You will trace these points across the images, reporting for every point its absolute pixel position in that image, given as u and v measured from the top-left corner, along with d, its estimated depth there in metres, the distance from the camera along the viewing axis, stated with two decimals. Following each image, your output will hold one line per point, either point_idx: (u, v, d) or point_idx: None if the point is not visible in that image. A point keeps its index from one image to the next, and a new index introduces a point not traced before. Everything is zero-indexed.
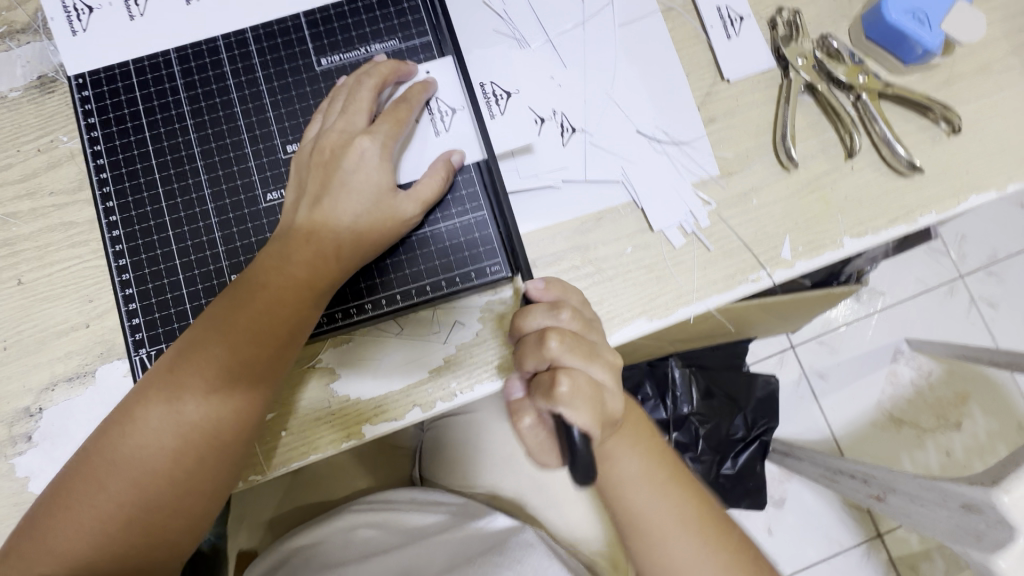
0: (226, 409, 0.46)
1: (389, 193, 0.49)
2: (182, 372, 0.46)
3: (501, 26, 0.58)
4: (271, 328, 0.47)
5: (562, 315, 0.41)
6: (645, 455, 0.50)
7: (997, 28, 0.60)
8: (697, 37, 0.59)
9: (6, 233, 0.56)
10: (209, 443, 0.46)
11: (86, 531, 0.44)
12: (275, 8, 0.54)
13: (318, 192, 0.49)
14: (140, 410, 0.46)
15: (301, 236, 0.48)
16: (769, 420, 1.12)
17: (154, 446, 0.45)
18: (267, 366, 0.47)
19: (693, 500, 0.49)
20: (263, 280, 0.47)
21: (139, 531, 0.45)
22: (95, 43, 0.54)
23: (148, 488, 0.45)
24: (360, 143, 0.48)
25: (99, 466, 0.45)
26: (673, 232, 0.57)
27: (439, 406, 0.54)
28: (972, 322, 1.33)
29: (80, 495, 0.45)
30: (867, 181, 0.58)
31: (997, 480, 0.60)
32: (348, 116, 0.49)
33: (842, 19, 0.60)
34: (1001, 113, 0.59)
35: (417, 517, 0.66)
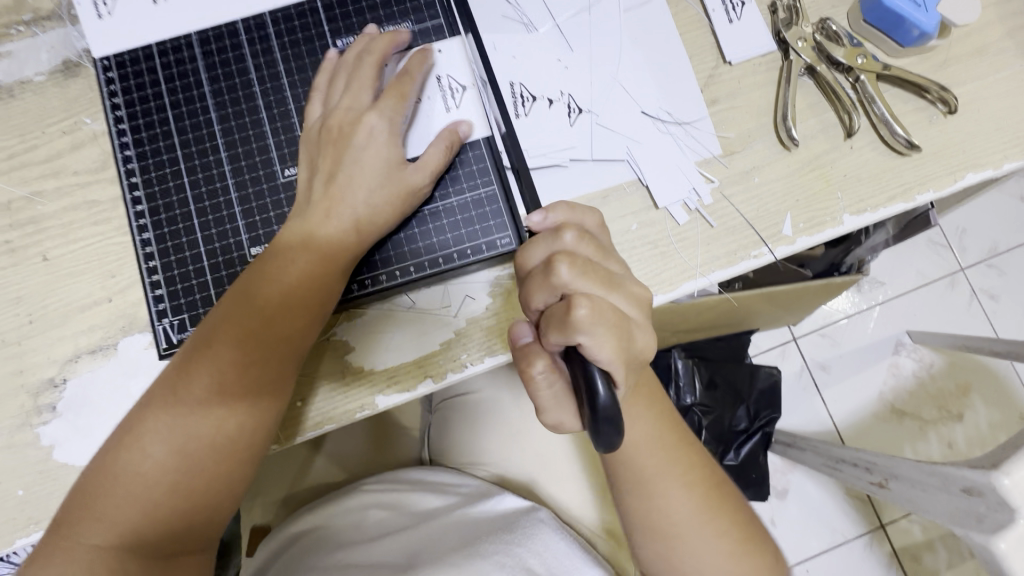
0: (260, 380, 0.48)
1: (399, 166, 0.51)
2: (216, 345, 0.47)
3: (509, 12, 0.60)
4: (301, 300, 0.48)
5: (567, 237, 0.42)
6: (656, 418, 0.51)
7: (992, 12, 0.62)
8: (700, 21, 0.61)
9: (31, 211, 0.58)
10: (245, 413, 0.48)
11: (129, 504, 0.46)
12: None
13: (330, 170, 0.51)
14: (179, 381, 0.47)
15: (322, 211, 0.50)
16: (771, 412, 1.13)
17: (194, 417, 0.47)
18: (299, 336, 0.49)
19: (696, 463, 0.51)
20: (294, 255, 0.49)
21: (182, 499, 0.47)
22: (121, 26, 0.56)
23: (189, 457, 0.47)
24: (367, 119, 0.50)
25: (137, 441, 0.47)
26: (677, 210, 0.58)
27: (450, 377, 0.56)
28: (973, 313, 1.35)
29: (121, 470, 0.46)
30: (865, 159, 0.59)
31: (999, 464, 0.62)
32: (352, 94, 0.51)
33: (841, 4, 0.62)
34: (996, 95, 0.60)
35: (430, 498, 0.68)
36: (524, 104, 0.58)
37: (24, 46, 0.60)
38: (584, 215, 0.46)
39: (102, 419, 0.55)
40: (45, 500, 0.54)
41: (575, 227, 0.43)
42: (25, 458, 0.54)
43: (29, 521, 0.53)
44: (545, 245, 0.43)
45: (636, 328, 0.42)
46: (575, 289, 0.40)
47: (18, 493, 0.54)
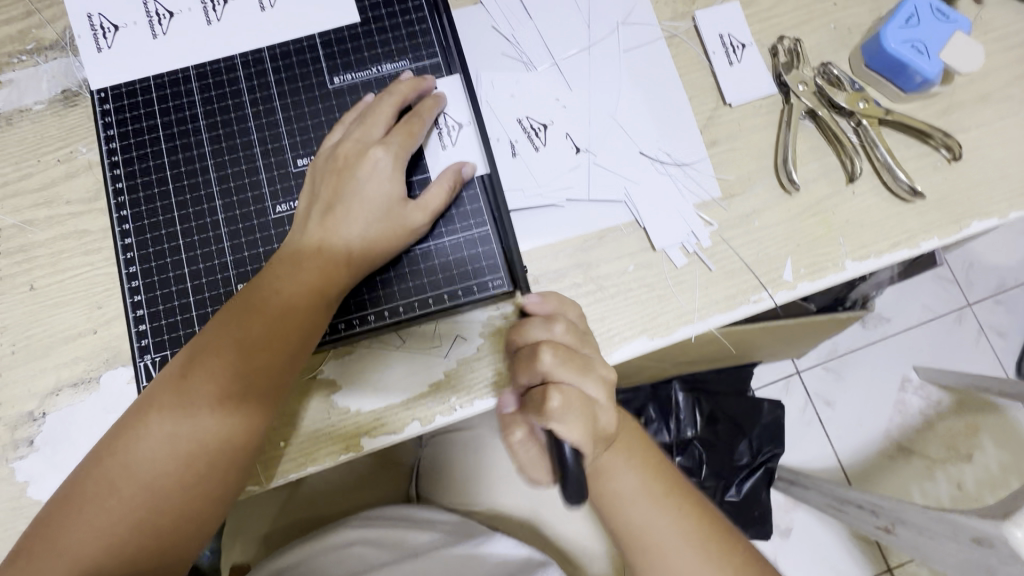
0: (241, 412, 0.47)
1: (399, 204, 0.50)
2: (195, 375, 0.46)
3: (509, 51, 0.60)
4: (284, 335, 0.47)
5: (555, 329, 0.43)
6: (641, 467, 0.49)
7: (996, 59, 0.61)
8: (700, 63, 0.61)
9: (22, 240, 0.57)
10: (224, 446, 0.46)
11: (93, 537, 0.44)
12: (290, 29, 0.56)
13: (330, 200, 0.50)
14: (154, 411, 0.46)
15: (312, 246, 0.49)
16: (774, 446, 1.11)
17: (166, 450, 0.45)
18: (280, 371, 0.47)
19: (692, 513, 0.48)
20: (280, 286, 0.48)
21: (150, 530, 0.45)
22: (120, 60, 0.56)
23: (158, 492, 0.45)
24: (374, 152, 0.50)
25: (112, 467, 0.45)
26: (675, 252, 0.57)
27: (438, 420, 0.54)
28: (981, 350, 1.32)
29: (94, 497, 0.45)
30: (868, 205, 0.58)
31: (1009, 514, 0.59)
32: (366, 126, 0.51)
33: (842, 48, 0.62)
34: (1001, 142, 0.59)
35: (417, 535, 0.64)
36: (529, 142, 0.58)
37: (26, 75, 0.61)
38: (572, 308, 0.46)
39: (79, 455, 0.54)
40: (14, 541, 0.52)
41: (564, 319, 0.44)
42: None
43: None
44: (535, 329, 0.44)
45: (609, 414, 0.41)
46: (553, 375, 0.40)
47: None
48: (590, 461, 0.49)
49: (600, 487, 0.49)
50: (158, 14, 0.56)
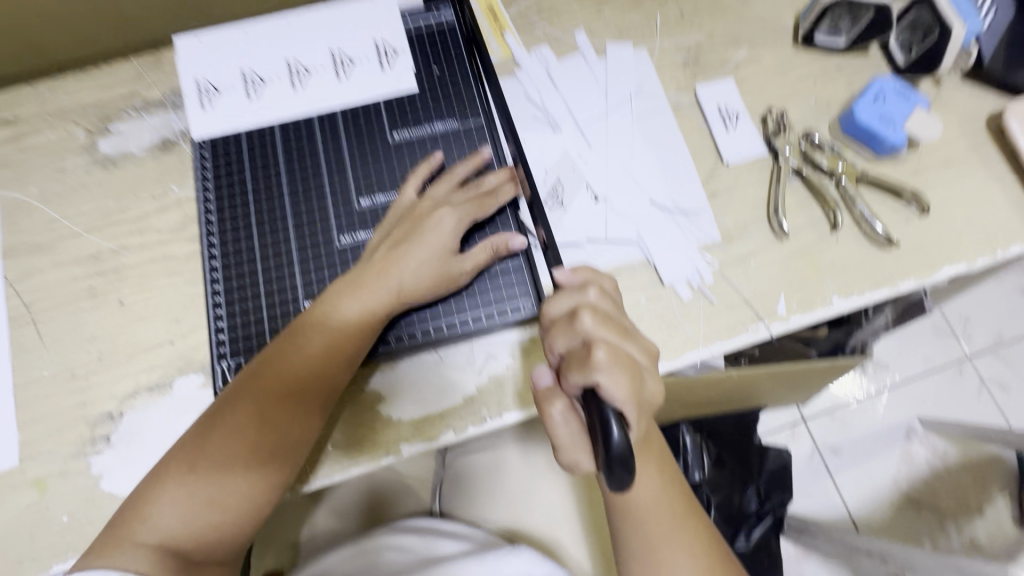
0: (302, 414, 0.54)
1: (451, 256, 0.59)
2: (268, 376, 0.54)
3: (538, 115, 0.71)
4: (344, 348, 0.55)
5: (590, 293, 0.48)
6: (660, 480, 0.54)
7: (956, 130, 0.71)
8: (701, 128, 0.72)
9: (116, 262, 0.67)
10: (283, 443, 0.53)
11: (175, 509, 0.50)
12: (359, 94, 0.68)
13: (396, 241, 0.58)
14: (230, 405, 0.53)
15: (372, 276, 0.57)
16: (782, 493, 1.15)
17: (237, 439, 0.52)
18: (339, 377, 0.55)
19: (699, 533, 0.54)
20: (345, 306, 0.56)
21: (214, 514, 0.51)
22: (219, 116, 0.67)
23: (227, 475, 0.52)
24: (440, 212, 0.59)
25: (194, 451, 0.52)
26: (681, 287, 0.65)
27: (470, 429, 0.61)
28: (984, 402, 1.36)
29: (170, 482, 0.51)
30: (851, 251, 0.67)
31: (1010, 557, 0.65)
32: (437, 189, 0.61)
33: (823, 118, 0.72)
34: (965, 200, 0.69)
35: (443, 544, 0.68)
36: (555, 192, 0.68)
37: (132, 126, 0.72)
38: (603, 278, 0.52)
39: (149, 452, 0.60)
40: (87, 527, 0.58)
41: (597, 285, 0.49)
42: (76, 485, 0.59)
43: (68, 547, 0.57)
44: (570, 299, 0.48)
45: (647, 375, 0.46)
46: (594, 337, 0.45)
47: (64, 518, 0.58)
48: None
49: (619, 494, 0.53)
50: (252, 81, 0.68)
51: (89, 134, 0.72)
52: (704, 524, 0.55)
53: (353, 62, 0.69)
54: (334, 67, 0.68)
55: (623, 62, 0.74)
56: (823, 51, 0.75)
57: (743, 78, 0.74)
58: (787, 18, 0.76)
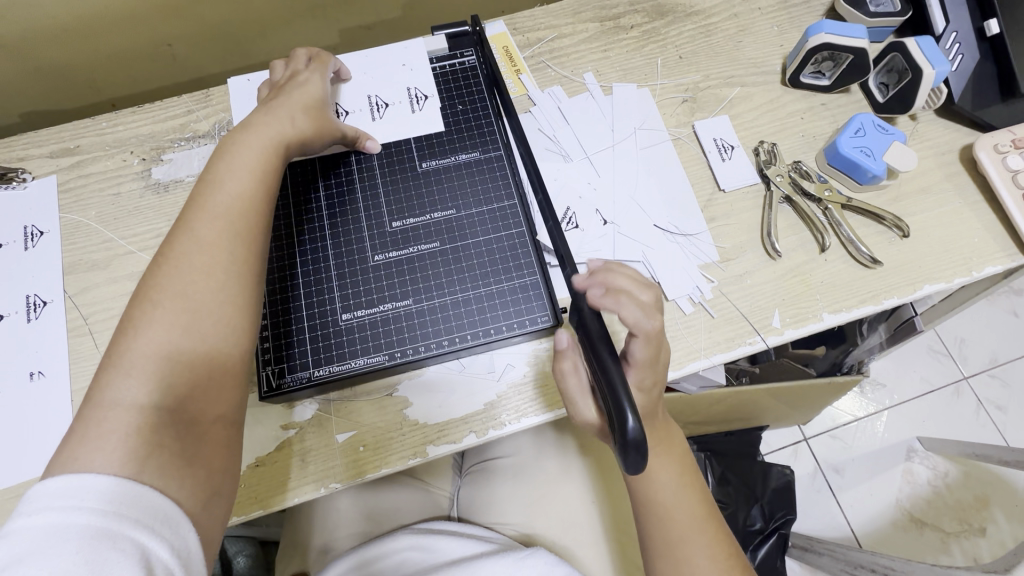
0: (241, 219, 0.53)
1: (323, 99, 0.66)
2: (177, 234, 0.51)
3: (551, 146, 0.79)
4: (273, 129, 0.59)
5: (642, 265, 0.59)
6: (681, 481, 0.59)
7: (932, 161, 0.78)
8: (700, 159, 0.79)
9: None
10: (204, 267, 0.50)
11: (135, 387, 0.45)
12: (390, 122, 0.75)
13: (270, 104, 0.62)
14: (148, 275, 0.50)
15: (260, 130, 0.59)
16: (786, 512, 1.16)
17: (170, 295, 0.49)
18: (269, 171, 0.57)
19: (719, 538, 0.58)
20: (248, 153, 0.57)
21: (192, 352, 0.48)
22: None
23: (178, 329, 0.48)
24: (303, 74, 0.67)
25: (124, 334, 0.47)
26: (683, 301, 0.71)
27: (491, 432, 0.66)
28: (982, 422, 1.40)
29: (118, 363, 0.46)
30: (838, 270, 0.73)
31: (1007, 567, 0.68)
32: (287, 69, 0.68)
33: (810, 151, 0.80)
34: (943, 224, 0.75)
35: (462, 544, 0.73)
36: (569, 212, 0.75)
37: (183, 155, 0.80)
38: None
39: None
40: None
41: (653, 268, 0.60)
42: None
43: None
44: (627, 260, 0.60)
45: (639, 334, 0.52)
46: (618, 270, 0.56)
47: None
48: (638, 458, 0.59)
49: (642, 487, 0.59)
50: None
51: (143, 162, 0.80)
52: (722, 528, 0.59)
53: (387, 105, 0.76)
54: (370, 111, 0.76)
55: (628, 99, 0.82)
56: (808, 91, 0.83)
57: (737, 114, 0.82)
58: (775, 61, 0.85)
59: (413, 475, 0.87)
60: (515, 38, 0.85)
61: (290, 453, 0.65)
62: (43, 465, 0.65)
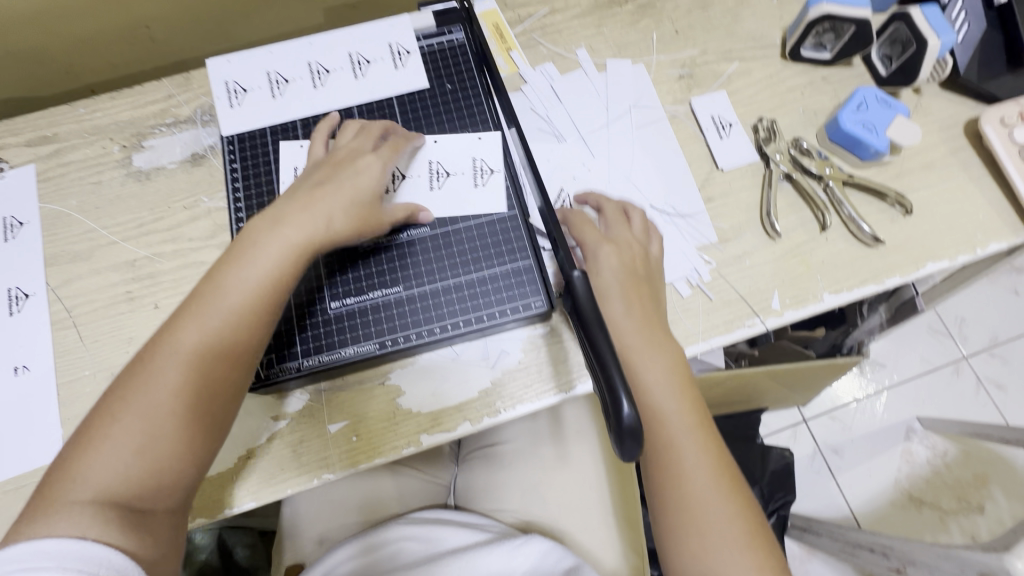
0: (239, 319, 0.53)
1: (372, 195, 0.62)
2: (185, 318, 0.53)
3: (544, 126, 0.76)
4: (292, 217, 0.57)
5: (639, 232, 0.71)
6: (673, 389, 0.59)
7: (935, 136, 0.76)
8: (697, 137, 0.76)
9: (151, 268, 0.71)
10: (196, 363, 0.51)
11: (105, 467, 0.48)
12: (374, 90, 0.74)
13: (320, 180, 0.61)
14: (152, 351, 0.52)
15: (288, 209, 0.58)
16: (785, 494, 1.18)
17: (159, 386, 0.50)
18: (284, 273, 0.56)
19: (711, 445, 0.57)
20: (262, 240, 0.56)
21: (158, 447, 0.49)
22: (246, 113, 0.73)
23: (154, 421, 0.49)
24: (364, 158, 0.63)
25: (112, 408, 0.50)
26: (681, 284, 0.70)
27: (486, 420, 0.65)
28: (982, 401, 1.39)
29: (98, 438, 0.49)
30: (839, 249, 0.71)
31: (1009, 546, 0.68)
32: (357, 142, 0.65)
33: (810, 127, 0.77)
34: (946, 201, 0.73)
35: (458, 533, 0.72)
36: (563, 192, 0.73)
37: (164, 141, 0.77)
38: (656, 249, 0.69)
39: None
40: None
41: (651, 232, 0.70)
42: None
43: None
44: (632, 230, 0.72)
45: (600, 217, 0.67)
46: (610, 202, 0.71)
47: None
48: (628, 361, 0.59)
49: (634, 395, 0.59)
50: (277, 82, 0.74)
51: (123, 150, 0.77)
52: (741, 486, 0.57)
53: (449, 174, 0.71)
54: (352, 68, 0.75)
55: (623, 76, 0.79)
56: (809, 65, 0.80)
57: (735, 90, 0.79)
58: (774, 35, 0.82)
59: (414, 466, 0.86)
60: (505, 14, 0.82)
61: (280, 445, 0.64)
62: (30, 460, 0.64)
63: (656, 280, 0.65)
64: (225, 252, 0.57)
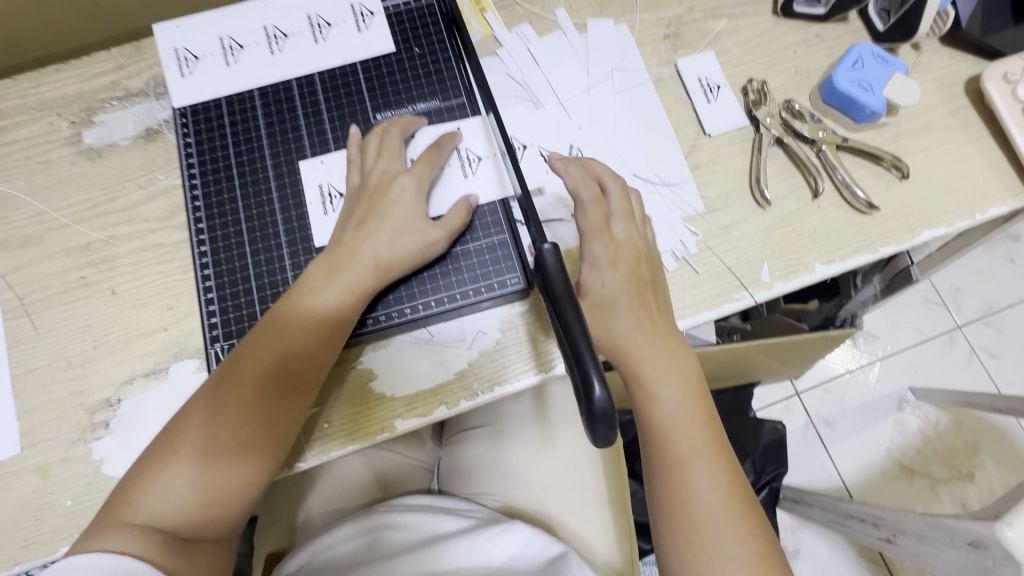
0: (293, 372, 0.56)
1: (420, 221, 0.60)
2: (245, 361, 0.56)
3: (520, 92, 0.72)
4: (342, 265, 0.58)
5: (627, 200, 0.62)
6: (686, 401, 0.56)
7: (935, 95, 0.72)
8: (683, 101, 0.72)
9: (106, 251, 0.67)
10: (252, 408, 0.55)
11: (165, 492, 0.53)
12: (336, 58, 0.70)
13: (363, 216, 0.60)
14: (218, 387, 0.56)
15: (344, 253, 0.59)
16: (777, 466, 1.16)
17: (218, 424, 0.55)
18: (336, 327, 0.58)
19: (723, 459, 0.55)
20: (316, 287, 0.58)
21: (213, 482, 0.54)
22: (198, 82, 0.69)
23: (211, 457, 0.54)
24: (401, 179, 0.61)
25: (178, 438, 0.55)
26: (666, 258, 0.66)
27: (463, 403, 0.62)
28: (974, 370, 1.38)
29: (163, 466, 0.54)
30: (832, 217, 0.68)
31: (1000, 514, 0.66)
32: (387, 159, 0.62)
33: (803, 88, 0.73)
34: (945, 164, 0.69)
35: (440, 521, 0.71)
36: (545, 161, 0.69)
37: (116, 116, 0.72)
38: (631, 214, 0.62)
39: (149, 435, 0.61)
40: (90, 513, 0.58)
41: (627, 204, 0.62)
42: (77, 471, 0.60)
43: (74, 529, 0.58)
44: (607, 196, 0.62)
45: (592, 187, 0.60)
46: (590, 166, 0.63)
47: (66, 503, 0.59)
48: (636, 369, 0.57)
49: (645, 403, 0.57)
50: (230, 47, 0.70)
51: (72, 126, 0.72)
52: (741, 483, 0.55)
53: (480, 160, 0.66)
54: (312, 32, 0.70)
55: (604, 37, 0.74)
56: (802, 21, 0.75)
57: (724, 49, 0.74)
58: None
59: (398, 451, 0.84)
60: None
61: None
62: None
63: (660, 284, 0.61)
64: (286, 291, 0.60)
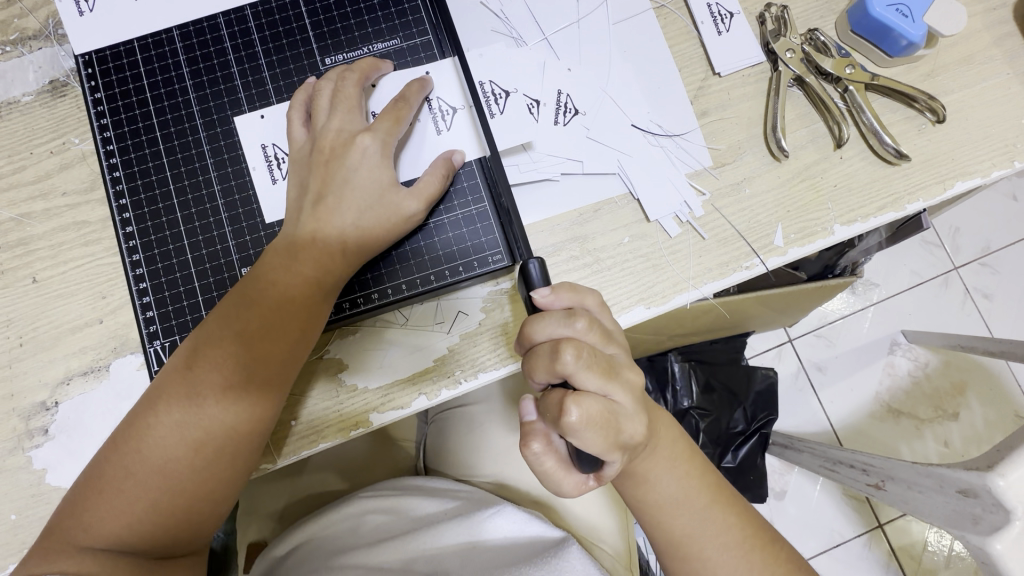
0: (258, 380, 0.48)
1: (391, 189, 0.51)
2: (201, 365, 0.48)
3: (498, 26, 0.60)
4: (307, 254, 0.50)
5: (577, 324, 0.42)
6: (680, 474, 0.51)
7: (979, 20, 0.62)
8: (689, 33, 0.61)
9: (21, 233, 0.58)
10: (213, 422, 0.48)
11: (116, 514, 0.46)
12: None
13: (320, 191, 0.51)
14: (168, 395, 0.48)
15: (307, 237, 0.50)
16: (769, 412, 1.14)
17: (175, 437, 0.47)
18: (304, 325, 0.49)
19: (734, 521, 0.50)
20: (278, 278, 0.49)
21: (172, 502, 0.47)
22: (103, 21, 0.58)
23: (170, 475, 0.47)
24: (361, 141, 0.51)
25: (127, 452, 0.47)
26: (669, 222, 0.58)
27: (445, 393, 0.56)
28: (968, 312, 1.35)
29: (112, 485, 0.47)
30: (856, 169, 0.60)
31: (994, 464, 0.59)
32: (343, 118, 0.52)
33: (828, 14, 0.63)
34: (984, 102, 0.61)
35: (427, 503, 0.67)
36: (531, 110, 0.59)
37: (10, 66, 0.60)
38: (587, 296, 0.44)
39: (94, 441, 0.55)
40: (37, 527, 0.53)
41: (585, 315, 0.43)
42: (19, 483, 0.54)
43: (21, 545, 0.53)
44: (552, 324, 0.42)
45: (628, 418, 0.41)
46: (577, 376, 0.40)
47: (10, 517, 0.53)
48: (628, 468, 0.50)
49: (641, 492, 0.51)
50: None
51: None
52: (738, 504, 0.52)
53: (455, 111, 0.56)
54: None
55: None
56: None
57: None
58: None
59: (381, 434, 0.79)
60: None
61: None
62: None
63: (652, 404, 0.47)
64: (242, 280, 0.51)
